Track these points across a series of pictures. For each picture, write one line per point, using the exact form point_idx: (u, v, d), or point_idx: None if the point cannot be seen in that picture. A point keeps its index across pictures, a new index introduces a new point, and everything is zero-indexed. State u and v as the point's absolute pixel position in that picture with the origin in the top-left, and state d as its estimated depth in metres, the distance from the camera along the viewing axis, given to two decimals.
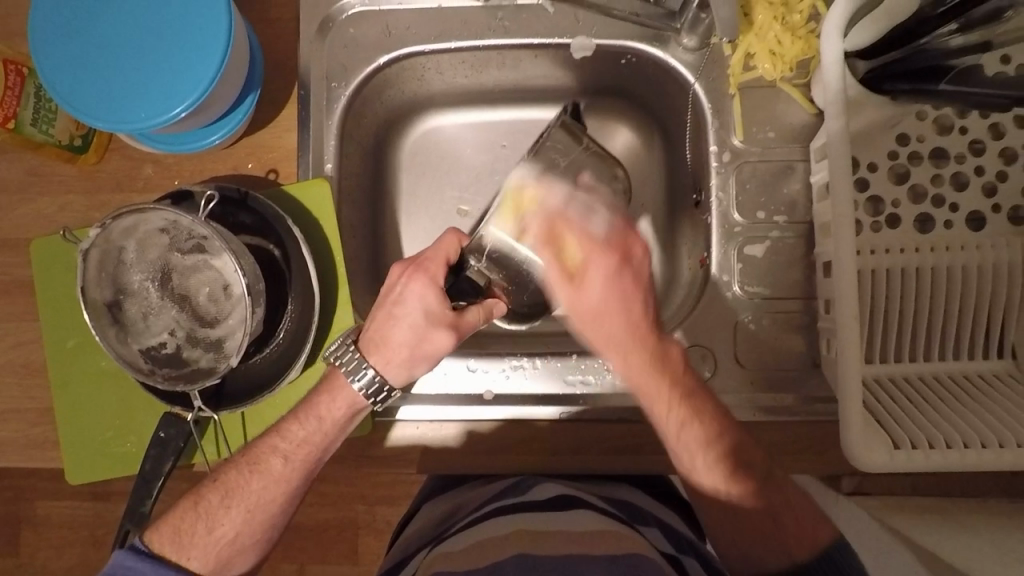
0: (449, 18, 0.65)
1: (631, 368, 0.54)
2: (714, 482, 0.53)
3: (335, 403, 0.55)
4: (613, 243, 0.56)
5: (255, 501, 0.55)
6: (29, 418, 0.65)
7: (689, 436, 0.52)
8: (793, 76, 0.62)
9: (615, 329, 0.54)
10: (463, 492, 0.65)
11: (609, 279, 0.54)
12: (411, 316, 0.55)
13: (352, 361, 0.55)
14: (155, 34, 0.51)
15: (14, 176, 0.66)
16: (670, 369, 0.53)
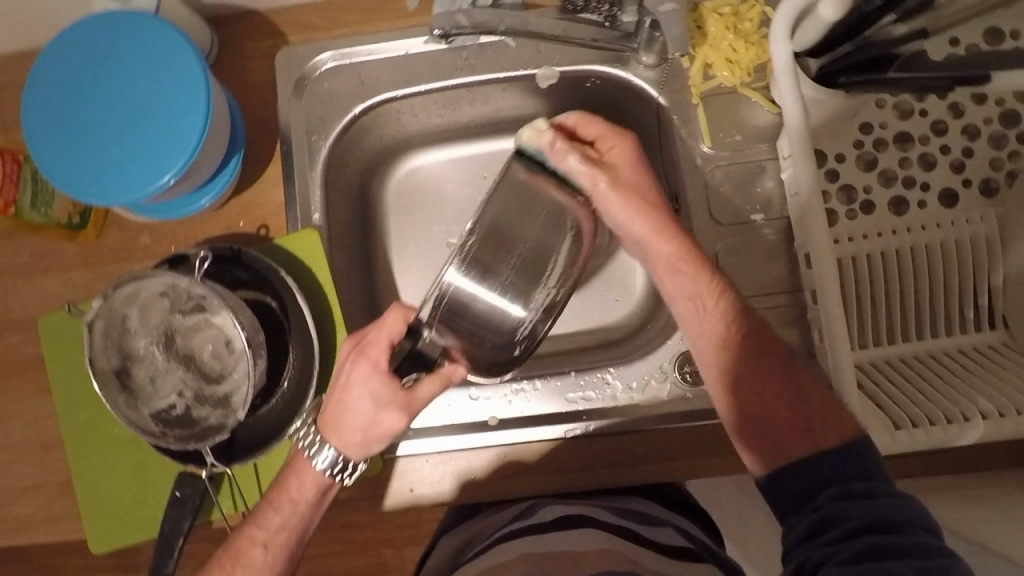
0: (418, 62, 0.68)
1: (673, 276, 0.54)
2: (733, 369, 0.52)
3: (299, 483, 0.56)
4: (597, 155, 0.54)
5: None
6: (47, 493, 0.67)
7: (714, 317, 0.53)
8: (752, 80, 0.64)
9: (655, 222, 0.54)
10: (473, 518, 0.66)
11: (630, 197, 0.53)
12: (361, 400, 0.53)
13: (313, 444, 0.55)
14: (138, 110, 0.54)
15: (17, 259, 0.68)
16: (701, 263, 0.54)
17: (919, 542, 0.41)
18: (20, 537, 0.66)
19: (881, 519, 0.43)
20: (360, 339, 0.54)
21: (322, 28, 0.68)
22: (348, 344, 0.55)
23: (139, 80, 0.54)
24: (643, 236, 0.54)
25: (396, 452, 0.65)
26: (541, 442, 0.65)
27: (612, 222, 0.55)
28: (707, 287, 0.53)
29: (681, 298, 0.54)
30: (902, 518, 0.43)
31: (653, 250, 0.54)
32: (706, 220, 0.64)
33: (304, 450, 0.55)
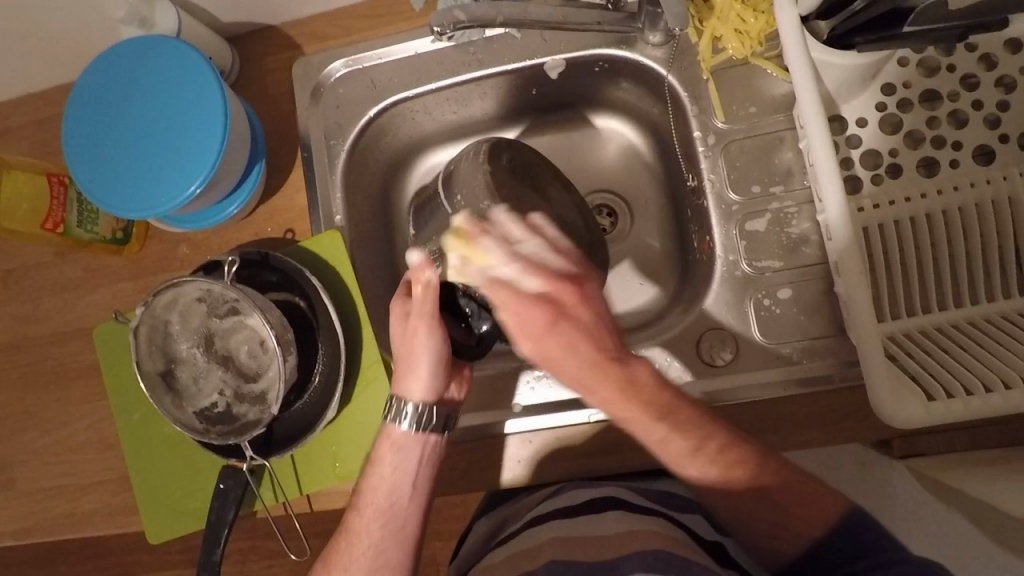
0: (427, 61, 0.69)
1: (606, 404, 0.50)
2: (702, 471, 0.51)
3: (397, 457, 0.58)
4: (548, 298, 0.48)
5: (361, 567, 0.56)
6: (109, 489, 0.72)
7: (675, 448, 0.50)
8: (763, 50, 0.63)
9: (566, 371, 0.48)
10: (508, 504, 0.67)
11: (546, 337, 0.47)
12: (395, 332, 0.57)
13: (393, 406, 0.58)
14: (166, 128, 0.58)
15: (74, 274, 0.74)
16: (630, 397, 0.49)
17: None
18: (87, 530, 0.72)
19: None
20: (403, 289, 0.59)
21: (335, 36, 0.71)
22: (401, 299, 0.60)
23: (164, 98, 0.58)
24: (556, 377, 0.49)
25: (504, 429, 0.65)
26: (567, 428, 0.64)
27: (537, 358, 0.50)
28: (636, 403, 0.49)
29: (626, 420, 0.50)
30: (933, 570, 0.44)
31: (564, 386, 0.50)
32: (722, 196, 0.63)
33: (388, 416, 0.58)
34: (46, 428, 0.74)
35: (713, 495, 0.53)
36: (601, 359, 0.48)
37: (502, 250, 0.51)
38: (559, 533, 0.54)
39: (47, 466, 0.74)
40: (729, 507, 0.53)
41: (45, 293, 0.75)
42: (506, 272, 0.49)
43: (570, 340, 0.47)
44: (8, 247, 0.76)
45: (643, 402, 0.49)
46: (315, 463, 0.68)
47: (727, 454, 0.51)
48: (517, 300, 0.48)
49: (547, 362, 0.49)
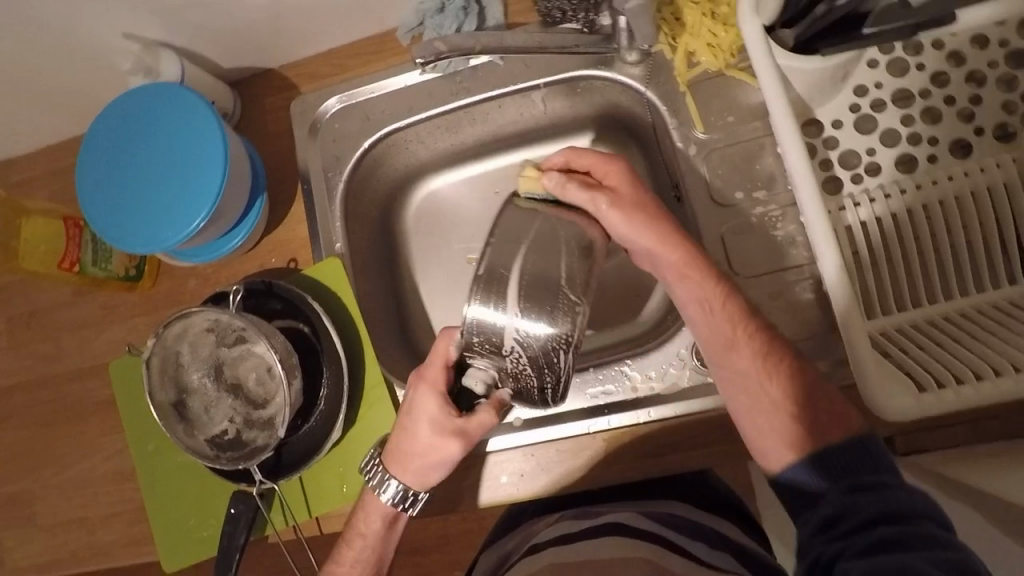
0: (417, 93, 0.73)
1: (683, 292, 0.54)
2: (744, 364, 0.52)
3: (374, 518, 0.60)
4: (656, 220, 0.54)
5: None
6: (126, 519, 0.74)
7: (745, 355, 0.52)
8: (737, 61, 0.65)
9: (661, 238, 0.53)
10: (519, 530, 0.67)
11: (646, 229, 0.53)
12: (415, 425, 0.56)
13: (377, 476, 0.59)
14: (171, 167, 0.61)
15: (91, 312, 0.78)
16: (727, 307, 0.53)
17: (928, 533, 0.41)
18: (106, 561, 0.74)
19: (889, 507, 0.43)
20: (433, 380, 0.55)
21: (331, 75, 0.75)
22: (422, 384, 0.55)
23: (168, 141, 0.62)
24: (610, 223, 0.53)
25: (487, 447, 0.66)
26: (568, 439, 0.65)
27: (622, 241, 0.54)
28: (716, 293, 0.53)
29: (699, 330, 0.54)
30: (912, 508, 0.42)
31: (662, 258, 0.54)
32: (707, 203, 0.65)
33: (372, 486, 0.59)
34: (64, 463, 0.77)
35: (742, 391, 0.52)
36: (692, 265, 0.53)
37: (563, 182, 0.53)
38: (545, 560, 0.55)
39: (66, 500, 0.76)
40: (750, 408, 0.51)
41: (63, 333, 0.78)
42: (562, 191, 0.53)
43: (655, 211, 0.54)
44: (29, 290, 0.80)
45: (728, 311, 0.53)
46: (324, 486, 0.69)
47: (778, 358, 0.51)
48: (637, 211, 0.53)
49: (632, 235, 0.53)
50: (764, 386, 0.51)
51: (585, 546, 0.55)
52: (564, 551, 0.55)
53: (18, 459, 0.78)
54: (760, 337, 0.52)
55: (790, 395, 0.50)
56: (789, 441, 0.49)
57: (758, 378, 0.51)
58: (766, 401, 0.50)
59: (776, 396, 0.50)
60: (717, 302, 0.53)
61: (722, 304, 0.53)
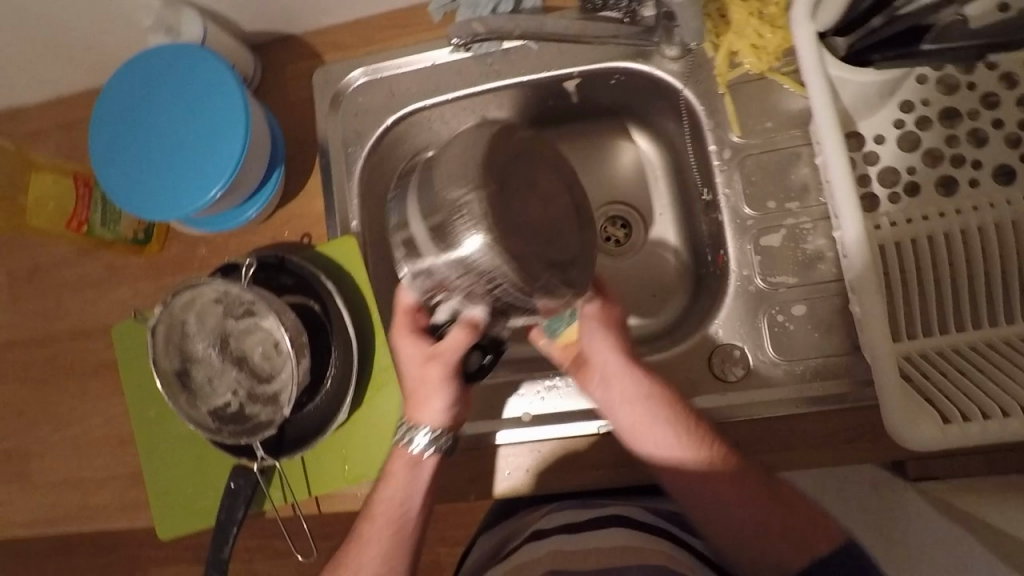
0: (445, 71, 0.70)
1: (618, 384, 0.57)
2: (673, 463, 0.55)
3: (400, 468, 0.58)
4: (613, 332, 0.57)
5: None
6: (122, 485, 0.73)
7: (717, 480, 0.54)
8: (781, 65, 0.63)
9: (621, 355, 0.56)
10: (511, 520, 0.68)
11: (607, 341, 0.57)
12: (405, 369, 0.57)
13: (403, 429, 0.58)
14: (188, 133, 0.59)
15: (95, 273, 0.76)
16: (665, 412, 0.55)
17: None
18: (99, 523, 0.73)
19: None
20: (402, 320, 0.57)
21: (356, 46, 0.72)
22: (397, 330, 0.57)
23: (187, 106, 0.59)
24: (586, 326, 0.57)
25: (495, 440, 0.65)
26: (577, 440, 0.64)
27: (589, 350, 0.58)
28: (684, 418, 0.55)
29: (635, 432, 0.56)
30: None
31: (611, 368, 0.57)
32: (736, 209, 0.63)
33: (400, 440, 0.58)
34: (61, 422, 0.76)
35: (725, 511, 0.54)
36: (653, 388, 0.56)
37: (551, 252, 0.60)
38: (549, 544, 0.55)
39: (61, 460, 0.75)
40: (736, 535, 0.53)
41: (65, 291, 0.77)
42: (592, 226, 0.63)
43: (613, 325, 0.57)
44: (31, 244, 0.78)
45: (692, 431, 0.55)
46: (326, 468, 0.68)
47: (747, 472, 0.54)
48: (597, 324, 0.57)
49: (596, 339, 0.57)
50: (749, 506, 0.53)
51: (589, 535, 0.55)
52: (566, 537, 0.55)
53: (13, 414, 0.77)
54: (702, 441, 0.55)
55: (779, 511, 0.53)
56: (788, 556, 0.51)
57: (734, 500, 0.53)
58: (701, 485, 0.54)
59: (759, 514, 0.53)
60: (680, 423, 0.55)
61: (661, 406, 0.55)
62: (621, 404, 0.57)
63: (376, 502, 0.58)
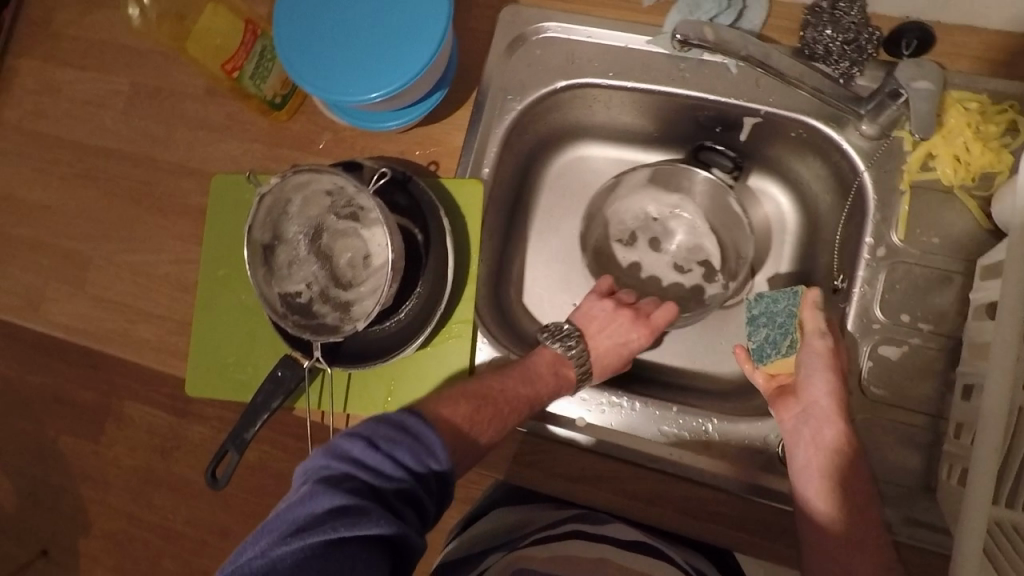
0: (634, 59, 0.67)
1: (818, 414, 0.57)
2: (824, 505, 0.54)
3: (523, 385, 0.60)
4: (829, 360, 0.58)
5: (446, 431, 0.55)
6: (168, 327, 0.73)
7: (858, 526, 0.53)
8: (973, 186, 0.60)
9: (828, 384, 0.57)
10: (530, 507, 0.71)
11: (817, 366, 0.58)
12: (612, 327, 0.68)
13: (580, 353, 0.66)
14: (379, 28, 0.59)
15: (216, 116, 0.75)
16: (844, 464, 0.55)
17: None
18: (132, 355, 0.74)
19: None
20: (646, 316, 0.70)
21: None
22: (642, 318, 0.69)
23: (388, 4, 0.59)
24: (816, 363, 0.58)
25: (544, 433, 0.65)
26: (621, 465, 0.63)
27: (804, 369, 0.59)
28: (851, 459, 0.55)
29: (809, 470, 0.56)
30: None
31: (821, 406, 0.57)
32: (865, 308, 0.61)
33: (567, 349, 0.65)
34: (132, 246, 0.76)
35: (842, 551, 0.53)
36: (839, 418, 0.56)
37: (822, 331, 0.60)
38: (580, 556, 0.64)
39: (119, 281, 0.75)
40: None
41: (181, 123, 0.76)
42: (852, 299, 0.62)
43: (831, 358, 0.58)
44: (167, 66, 0.77)
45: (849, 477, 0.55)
46: (369, 392, 0.68)
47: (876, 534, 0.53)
48: (821, 349, 0.58)
49: (812, 358, 0.58)
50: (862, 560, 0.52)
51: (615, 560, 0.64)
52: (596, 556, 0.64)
53: (89, 220, 0.77)
54: (861, 494, 0.54)
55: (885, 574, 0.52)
56: None
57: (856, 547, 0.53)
58: (848, 548, 0.53)
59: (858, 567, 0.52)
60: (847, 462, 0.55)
61: (846, 451, 0.56)
62: (811, 440, 0.57)
63: (497, 388, 0.59)
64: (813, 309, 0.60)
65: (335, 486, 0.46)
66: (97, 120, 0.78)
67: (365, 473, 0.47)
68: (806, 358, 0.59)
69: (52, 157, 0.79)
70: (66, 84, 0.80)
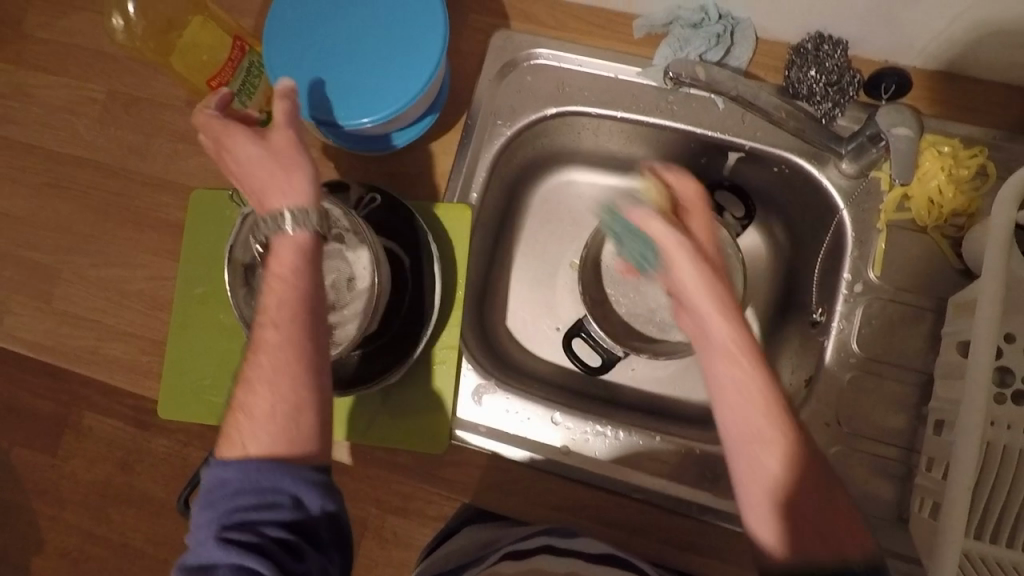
0: (624, 90, 0.68)
1: (719, 344, 0.47)
2: (772, 462, 0.44)
3: (276, 291, 0.49)
4: (686, 243, 0.50)
5: (271, 369, 0.48)
6: (140, 346, 0.71)
7: (770, 448, 0.44)
8: (943, 226, 0.62)
9: (711, 291, 0.48)
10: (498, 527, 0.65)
11: (677, 249, 0.50)
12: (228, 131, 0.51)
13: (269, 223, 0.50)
14: (371, 55, 0.59)
15: (196, 130, 0.73)
16: (769, 389, 0.45)
17: None
18: (102, 373, 0.71)
19: None
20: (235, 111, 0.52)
21: (547, 24, 0.70)
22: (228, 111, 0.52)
23: (381, 30, 0.59)
24: (672, 267, 0.50)
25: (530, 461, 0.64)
26: (605, 494, 0.63)
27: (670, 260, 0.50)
28: (757, 355, 0.46)
29: (719, 405, 0.46)
30: None
31: (721, 336, 0.47)
32: (841, 341, 0.63)
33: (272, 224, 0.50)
34: (104, 260, 0.73)
35: (757, 489, 0.45)
36: (727, 304, 0.48)
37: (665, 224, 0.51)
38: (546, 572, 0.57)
39: (88, 296, 0.73)
40: (812, 533, 0.44)
41: (159, 135, 0.74)
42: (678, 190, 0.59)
43: (699, 255, 0.49)
44: (145, 75, 0.75)
45: (765, 383, 0.45)
46: (350, 419, 0.67)
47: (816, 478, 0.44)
48: (667, 232, 0.51)
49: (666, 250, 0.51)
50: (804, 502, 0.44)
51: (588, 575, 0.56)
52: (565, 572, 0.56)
53: (58, 231, 0.74)
54: (791, 418, 0.45)
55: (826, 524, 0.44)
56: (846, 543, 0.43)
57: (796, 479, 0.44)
58: (813, 508, 0.44)
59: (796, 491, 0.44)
60: (753, 353, 0.46)
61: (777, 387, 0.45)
62: (701, 345, 0.48)
63: (281, 271, 0.49)
64: (652, 219, 0.52)
65: (231, 523, 0.45)
66: (69, 127, 0.76)
67: (246, 501, 0.46)
68: (670, 280, 0.51)
69: (18, 166, 0.76)
70: (35, 89, 0.77)
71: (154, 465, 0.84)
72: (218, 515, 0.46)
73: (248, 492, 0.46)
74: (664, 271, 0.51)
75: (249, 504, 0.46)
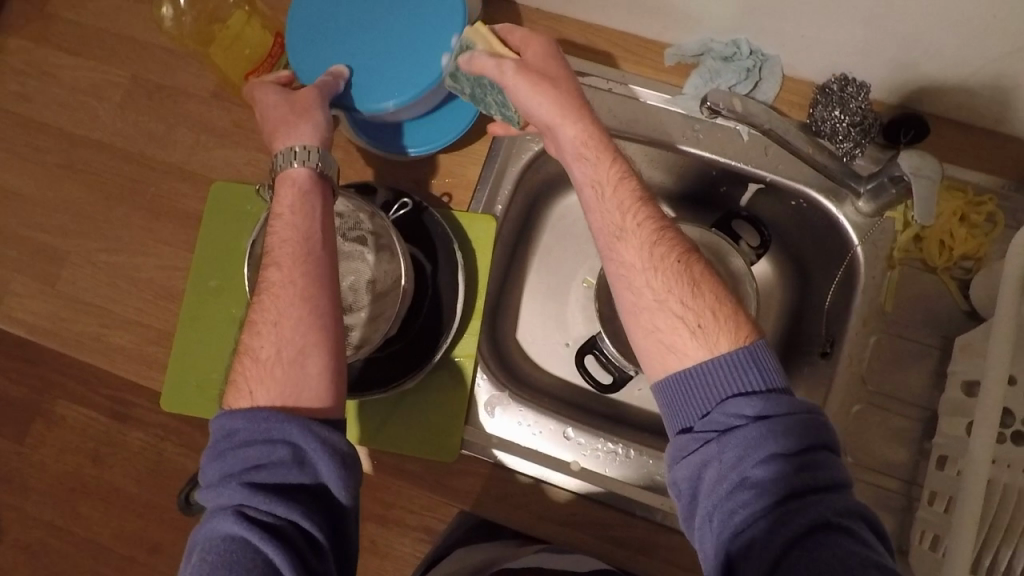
0: (652, 115, 0.70)
1: (609, 207, 0.51)
2: (696, 355, 0.46)
3: (283, 234, 0.53)
4: (539, 81, 0.54)
5: (275, 300, 0.51)
6: (146, 336, 0.69)
7: (667, 282, 0.49)
8: (951, 268, 0.65)
9: (557, 110, 0.54)
10: (493, 546, 0.70)
11: (531, 87, 0.54)
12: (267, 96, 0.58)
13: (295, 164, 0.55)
14: (402, 59, 0.62)
15: (221, 121, 0.73)
16: (658, 235, 0.50)
17: None
18: (102, 362, 0.69)
19: None
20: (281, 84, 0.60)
21: (582, 48, 0.72)
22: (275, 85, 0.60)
23: (414, 37, 0.62)
24: (548, 118, 0.54)
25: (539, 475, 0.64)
26: (614, 513, 0.63)
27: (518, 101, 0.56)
28: (640, 207, 0.51)
29: (615, 259, 0.51)
30: None
31: (595, 176, 0.53)
32: (850, 372, 0.65)
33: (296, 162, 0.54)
34: (114, 246, 0.72)
35: (650, 312, 0.48)
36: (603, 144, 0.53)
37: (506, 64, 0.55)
38: None
39: (95, 282, 0.71)
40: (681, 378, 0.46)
41: (181, 124, 0.73)
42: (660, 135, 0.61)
43: (557, 99, 0.54)
44: (172, 63, 0.74)
45: (660, 234, 0.50)
46: (360, 425, 0.66)
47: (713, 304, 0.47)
48: (504, 72, 0.55)
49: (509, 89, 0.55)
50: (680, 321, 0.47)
51: None
52: None
53: (66, 213, 0.73)
54: (690, 263, 0.49)
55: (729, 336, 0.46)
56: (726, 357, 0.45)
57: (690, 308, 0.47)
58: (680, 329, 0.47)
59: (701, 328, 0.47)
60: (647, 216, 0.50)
61: (672, 249, 0.49)
62: (593, 182, 0.53)
63: (288, 219, 0.53)
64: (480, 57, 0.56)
65: (240, 481, 0.45)
66: (87, 109, 0.75)
67: (253, 456, 0.45)
68: (560, 141, 0.55)
69: (31, 144, 0.75)
70: (55, 67, 0.76)
71: (129, 457, 0.84)
72: (228, 469, 0.46)
73: (258, 444, 0.46)
74: (548, 132, 0.56)
75: (257, 456, 0.45)
